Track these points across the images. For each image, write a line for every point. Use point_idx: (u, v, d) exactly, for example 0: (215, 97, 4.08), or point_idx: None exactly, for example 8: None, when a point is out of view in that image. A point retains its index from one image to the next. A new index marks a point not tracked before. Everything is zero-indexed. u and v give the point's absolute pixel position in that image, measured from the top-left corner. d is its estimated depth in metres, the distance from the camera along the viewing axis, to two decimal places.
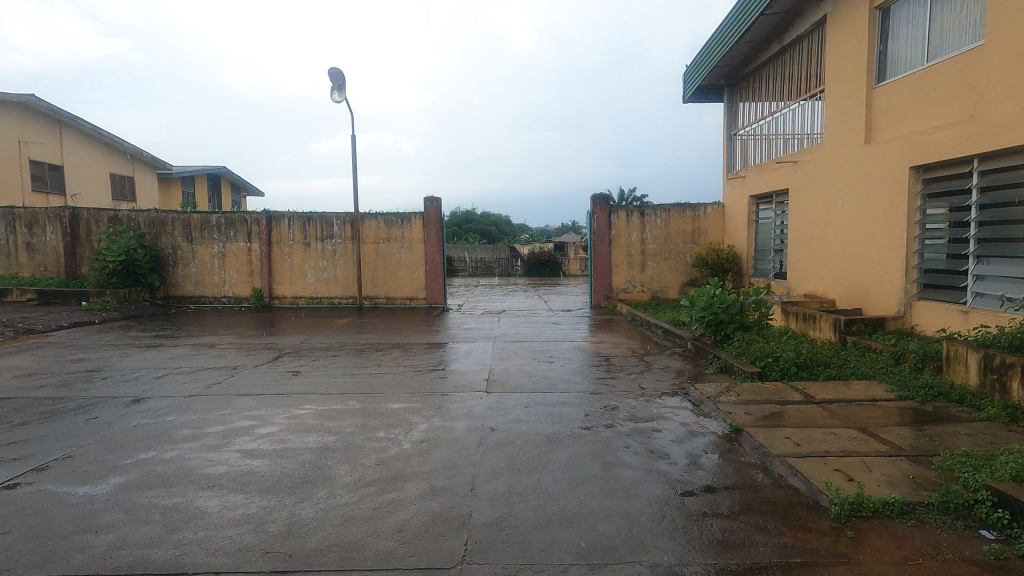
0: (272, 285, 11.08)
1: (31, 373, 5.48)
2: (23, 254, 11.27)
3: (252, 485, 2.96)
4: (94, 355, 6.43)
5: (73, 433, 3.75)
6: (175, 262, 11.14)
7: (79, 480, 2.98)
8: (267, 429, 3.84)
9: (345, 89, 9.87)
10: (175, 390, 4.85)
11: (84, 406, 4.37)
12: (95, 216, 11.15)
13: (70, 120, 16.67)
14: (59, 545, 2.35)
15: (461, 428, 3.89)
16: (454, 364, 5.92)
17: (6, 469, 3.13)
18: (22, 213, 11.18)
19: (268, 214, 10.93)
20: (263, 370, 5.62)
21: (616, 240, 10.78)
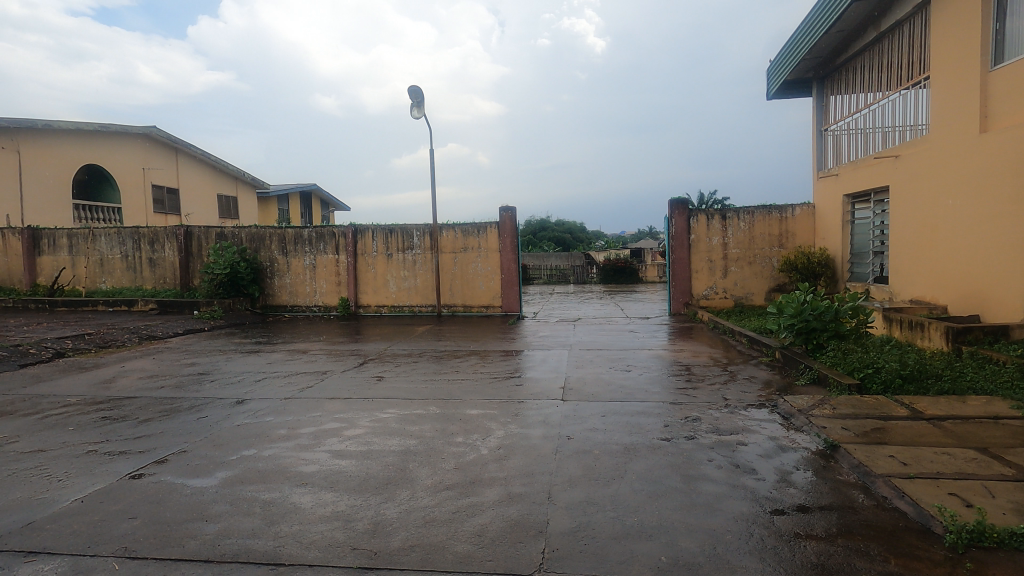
0: (358, 294, 11.68)
1: (153, 375, 6.11)
2: (146, 268, 12.60)
3: (341, 484, 3.13)
4: (204, 359, 7.07)
5: (187, 430, 4.14)
6: (272, 274, 12.02)
7: (192, 473, 3.29)
8: (354, 431, 4.05)
9: (424, 106, 10.27)
10: (272, 393, 5.23)
11: (196, 406, 4.81)
12: (205, 233, 12.29)
13: (184, 147, 18.52)
14: (175, 531, 2.60)
15: (538, 435, 3.90)
16: (529, 371, 5.96)
17: (133, 461, 3.52)
18: (145, 232, 12.52)
19: (354, 227, 11.55)
20: (350, 375, 5.92)
21: (695, 245, 10.42)
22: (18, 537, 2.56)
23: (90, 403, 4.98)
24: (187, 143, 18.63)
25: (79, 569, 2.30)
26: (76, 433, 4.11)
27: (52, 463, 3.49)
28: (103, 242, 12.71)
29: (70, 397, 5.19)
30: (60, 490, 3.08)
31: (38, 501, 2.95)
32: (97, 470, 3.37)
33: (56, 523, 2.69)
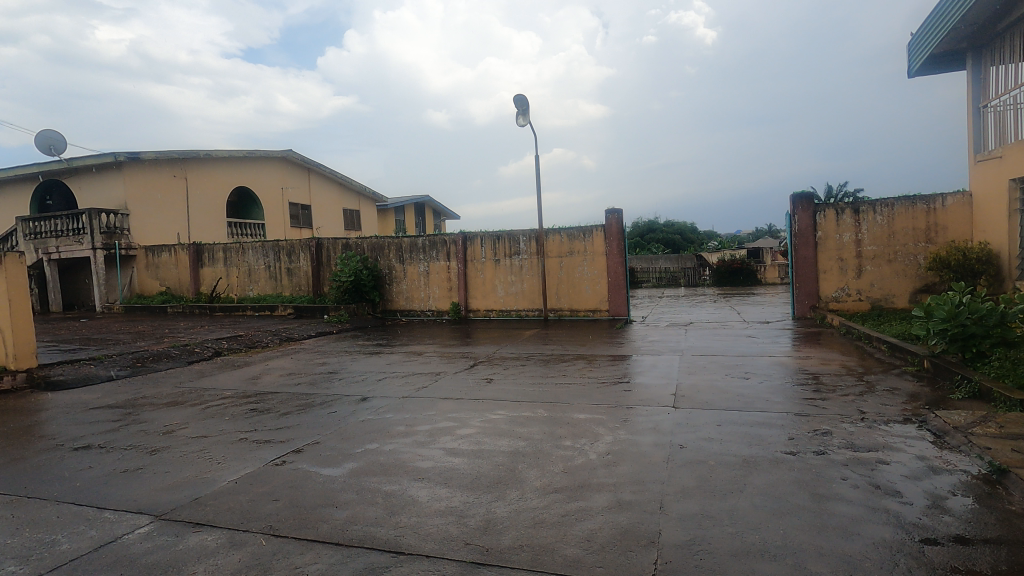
0: (468, 299, 12.11)
1: (291, 373, 6.81)
2: (285, 277, 14.06)
3: (454, 480, 3.27)
4: (333, 359, 7.75)
5: (319, 424, 4.56)
6: (390, 281, 12.86)
7: (324, 463, 3.62)
8: (466, 431, 4.21)
9: (530, 114, 10.46)
10: (392, 391, 5.60)
11: (327, 402, 5.29)
12: (333, 244, 13.47)
13: (315, 167, 20.49)
14: (310, 515, 2.88)
15: (648, 442, 3.79)
16: (638, 377, 5.81)
17: (275, 449, 3.94)
18: (284, 245, 14.00)
19: (464, 235, 12.02)
20: (462, 377, 6.16)
21: (823, 243, 9.55)
22: (188, 510, 2.98)
23: (242, 396, 5.66)
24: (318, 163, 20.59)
25: (234, 541, 2.62)
26: (231, 423, 4.70)
27: (213, 448, 4.02)
28: (250, 255, 14.38)
29: (226, 391, 5.94)
30: (219, 471, 3.54)
31: (203, 479, 3.40)
32: (248, 456, 3.82)
33: (217, 500, 3.09)
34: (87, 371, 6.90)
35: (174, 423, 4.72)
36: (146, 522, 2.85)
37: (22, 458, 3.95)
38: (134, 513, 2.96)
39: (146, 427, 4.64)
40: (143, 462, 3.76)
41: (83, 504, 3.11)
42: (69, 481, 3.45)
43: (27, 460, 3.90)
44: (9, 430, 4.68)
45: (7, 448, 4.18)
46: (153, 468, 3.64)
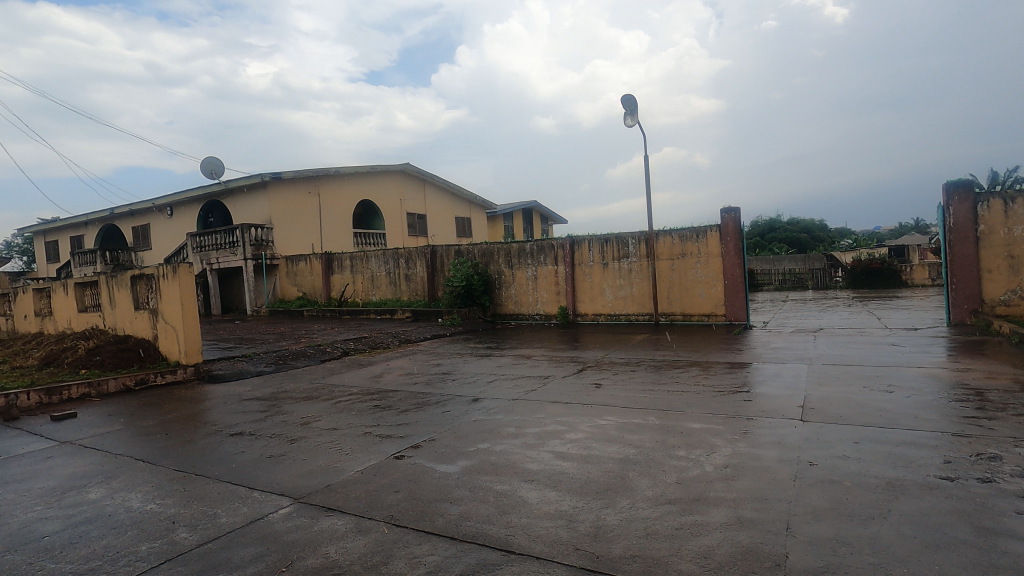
0: (576, 303, 12.07)
1: (409, 373, 7.24)
2: (403, 282, 14.98)
3: (564, 484, 3.28)
4: (447, 361, 8.11)
5: (435, 422, 4.79)
6: (500, 285, 13.19)
7: (439, 459, 3.80)
8: (575, 435, 4.19)
9: (638, 113, 10.22)
10: (502, 393, 5.74)
11: (441, 401, 5.55)
12: (446, 251, 14.13)
13: (430, 178, 21.79)
14: (427, 508, 3.03)
15: (771, 457, 3.52)
16: (760, 386, 5.43)
17: (396, 444, 4.21)
18: (402, 252, 14.94)
19: (571, 239, 12.04)
20: (570, 381, 6.15)
21: (986, 238, 8.28)
22: (322, 495, 3.28)
23: (366, 393, 6.11)
24: (431, 174, 21.90)
25: (361, 527, 2.84)
26: (357, 417, 5.10)
27: (342, 439, 4.39)
28: (373, 262, 15.51)
29: (353, 388, 6.46)
30: (347, 461, 3.85)
31: (333, 468, 3.73)
32: (372, 448, 4.12)
33: (346, 488, 3.37)
34: (240, 366, 7.85)
35: (309, 416, 5.22)
36: (287, 503, 3.18)
37: (191, 440, 4.59)
38: (278, 495, 3.32)
39: (287, 418, 5.18)
40: (285, 450, 4.20)
41: (237, 483, 3.54)
42: (227, 463, 3.95)
43: (195, 442, 4.52)
44: (182, 416, 5.46)
45: (180, 431, 4.88)
46: (292, 455, 4.05)
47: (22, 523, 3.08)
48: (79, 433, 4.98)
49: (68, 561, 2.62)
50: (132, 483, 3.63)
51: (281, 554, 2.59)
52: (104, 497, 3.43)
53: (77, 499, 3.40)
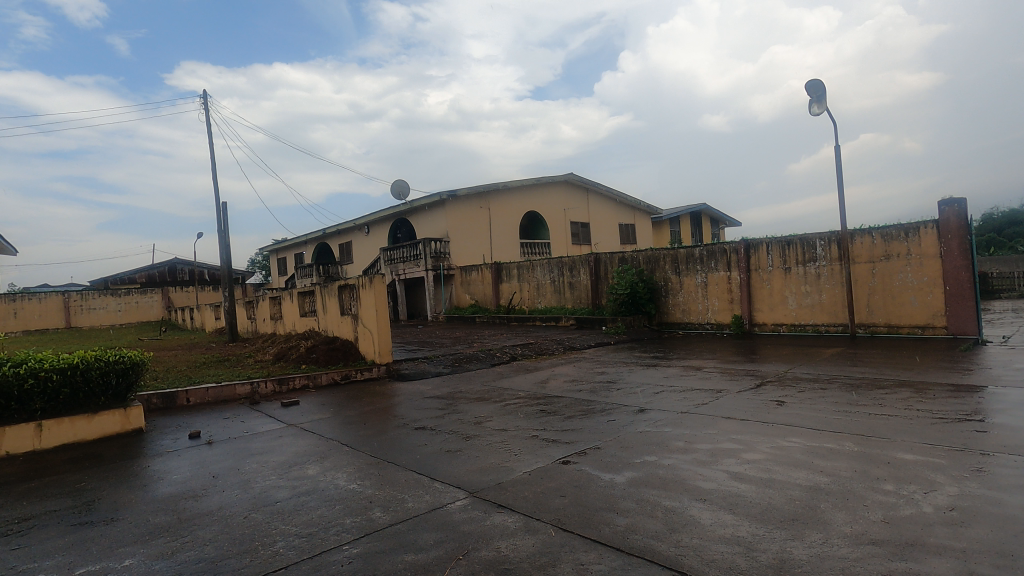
0: (752, 312, 11.11)
1: (574, 380, 7.32)
2: (568, 290, 15.23)
3: (741, 508, 3.02)
4: (612, 369, 8.02)
5: (600, 430, 4.78)
6: (666, 293, 12.70)
7: (605, 468, 3.77)
8: (753, 456, 3.85)
9: (826, 99, 9.11)
10: (670, 405, 5.50)
11: (606, 409, 5.51)
12: (609, 258, 14.06)
13: (592, 185, 22.42)
14: (593, 516, 3.03)
15: (1017, 504, 2.85)
16: (998, 415, 4.44)
17: (562, 449, 4.29)
18: (567, 261, 15.22)
19: (747, 242, 11.14)
20: (747, 396, 5.67)
21: None
22: (493, 491, 3.47)
23: (533, 398, 6.33)
24: (594, 182, 22.53)
25: (529, 527, 2.94)
26: (525, 420, 5.30)
27: (511, 440, 4.60)
28: (539, 271, 16.03)
29: (521, 392, 6.74)
30: (516, 462, 4.02)
31: (504, 467, 3.92)
32: (539, 451, 4.24)
33: (515, 487, 3.52)
34: (422, 367, 8.69)
35: (481, 416, 5.57)
36: (463, 496, 3.43)
37: (384, 431, 5.20)
38: (455, 487, 3.59)
39: (462, 417, 5.59)
40: (461, 446, 4.53)
41: (421, 473, 3.91)
42: (412, 454, 4.39)
43: (387, 433, 5.11)
44: (376, 409, 6.21)
45: (375, 422, 5.56)
46: (467, 451, 4.36)
47: (262, 489, 3.77)
48: (300, 419, 5.94)
49: (294, 524, 3.14)
50: (339, 464, 4.22)
51: (458, 543, 2.79)
52: (318, 473, 4.04)
53: (300, 473, 4.06)
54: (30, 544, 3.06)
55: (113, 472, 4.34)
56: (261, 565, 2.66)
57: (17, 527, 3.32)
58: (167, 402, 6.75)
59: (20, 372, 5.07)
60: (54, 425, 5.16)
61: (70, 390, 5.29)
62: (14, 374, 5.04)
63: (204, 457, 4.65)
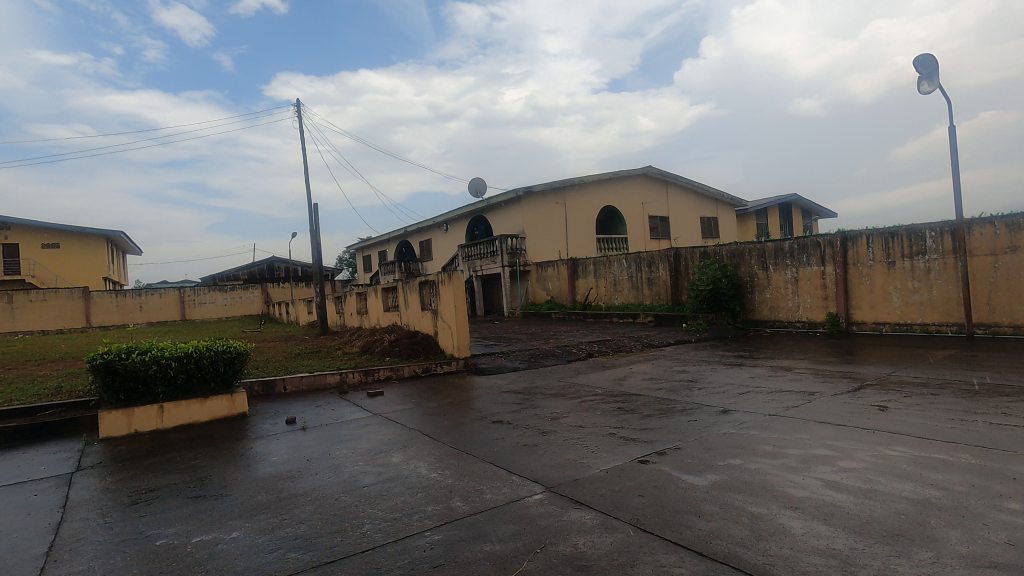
0: (849, 310, 10.31)
1: (653, 378, 7.14)
2: (646, 286, 14.87)
3: (837, 519, 2.83)
4: (693, 368, 7.74)
5: (680, 430, 4.63)
6: (752, 289, 12.07)
7: (686, 469, 3.65)
8: (851, 464, 3.58)
9: (938, 76, 8.25)
10: (756, 407, 5.24)
11: (687, 409, 5.33)
12: (690, 253, 13.57)
13: (672, 178, 21.94)
14: (673, 517, 2.95)
15: None
16: None
17: (640, 448, 4.20)
18: (645, 256, 14.86)
19: (844, 234, 10.35)
20: (844, 400, 5.28)
21: None
22: (570, 487, 3.47)
23: (610, 395, 6.24)
24: (674, 175, 22.02)
25: (607, 525, 2.91)
26: (602, 417, 5.25)
27: (588, 437, 4.57)
28: (616, 267, 15.77)
29: (598, 389, 6.67)
30: (594, 459, 3.99)
31: (581, 463, 3.91)
32: (616, 449, 4.18)
33: (592, 484, 3.50)
34: (499, 362, 8.82)
35: (558, 412, 5.57)
36: (540, 490, 3.45)
37: (463, 423, 5.34)
38: (532, 481, 3.62)
39: (539, 412, 5.62)
40: (537, 440, 4.56)
41: (499, 465, 3.98)
42: (490, 446, 4.47)
43: (466, 426, 5.24)
44: (455, 402, 6.38)
45: (454, 415, 5.72)
46: (544, 446, 4.38)
47: (350, 473, 4.00)
48: (385, 408, 6.23)
49: (380, 509, 3.30)
50: (420, 453, 4.39)
51: (536, 536, 2.82)
52: (401, 461, 4.22)
53: (384, 460, 4.26)
54: (155, 512, 3.44)
55: (221, 452, 4.77)
56: (350, 545, 2.82)
57: (144, 497, 3.73)
58: (267, 389, 7.31)
59: (146, 358, 5.68)
60: (173, 407, 5.75)
61: (186, 375, 5.85)
62: (141, 360, 5.66)
63: (299, 441, 5.00)
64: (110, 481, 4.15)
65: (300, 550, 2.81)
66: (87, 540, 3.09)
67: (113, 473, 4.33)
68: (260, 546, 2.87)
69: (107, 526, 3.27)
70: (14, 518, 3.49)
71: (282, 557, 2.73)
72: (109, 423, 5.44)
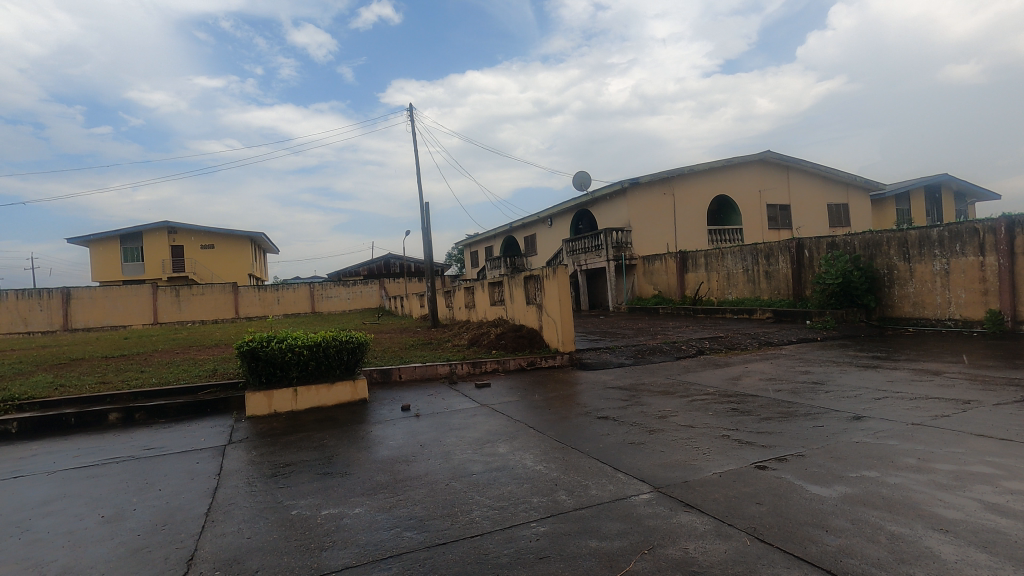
0: (1017, 307, 8.87)
1: (772, 379, 6.65)
2: (763, 280, 13.89)
3: (1001, 548, 2.44)
4: (818, 369, 7.09)
5: (804, 436, 4.26)
6: (891, 283, 10.80)
7: (812, 479, 3.36)
8: (1019, 485, 3.08)
9: None
10: (896, 414, 4.68)
11: (812, 414, 4.89)
12: (815, 244, 12.43)
13: (794, 163, 20.34)
14: (795, 529, 2.73)
15: None
16: None
17: (758, 453, 3.93)
18: (763, 248, 13.88)
19: (1010, 219, 8.90)
20: (1009, 411, 4.55)
21: None
22: (680, 489, 3.34)
23: (723, 395, 5.90)
24: (796, 159, 20.38)
25: (720, 531, 2.76)
26: (714, 418, 4.98)
27: (699, 438, 4.36)
28: (729, 259, 14.88)
29: (710, 388, 6.34)
30: (705, 461, 3.80)
31: (691, 465, 3.74)
32: (730, 452, 3.96)
33: (704, 488, 3.34)
34: (605, 357, 8.69)
35: (666, 410, 5.39)
36: (647, 490, 3.36)
37: (568, 417, 5.34)
38: (639, 480, 3.53)
39: (646, 410, 5.47)
40: (645, 439, 4.45)
41: (605, 462, 3.93)
42: (595, 442, 4.43)
43: (571, 420, 5.23)
44: (560, 396, 6.41)
45: (559, 408, 5.74)
46: (651, 445, 4.26)
47: (460, 460, 4.16)
48: (491, 400, 6.41)
49: (487, 497, 3.40)
50: (526, 445, 4.46)
51: (643, 537, 2.75)
52: (508, 452, 4.32)
53: (491, 450, 4.39)
54: (290, 485, 3.83)
55: (346, 434, 5.19)
56: (460, 529, 2.94)
57: (282, 470, 4.17)
58: (384, 377, 7.83)
59: (283, 346, 6.33)
60: (305, 391, 6.35)
61: (316, 363, 6.43)
62: (279, 348, 6.30)
63: (413, 427, 5.29)
64: (256, 454, 4.68)
65: (415, 530, 2.98)
66: (236, 504, 3.51)
67: (257, 447, 4.88)
68: (379, 523, 3.08)
69: (253, 494, 3.69)
70: (182, 481, 4.06)
71: (399, 536, 2.91)
72: (253, 403, 6.14)
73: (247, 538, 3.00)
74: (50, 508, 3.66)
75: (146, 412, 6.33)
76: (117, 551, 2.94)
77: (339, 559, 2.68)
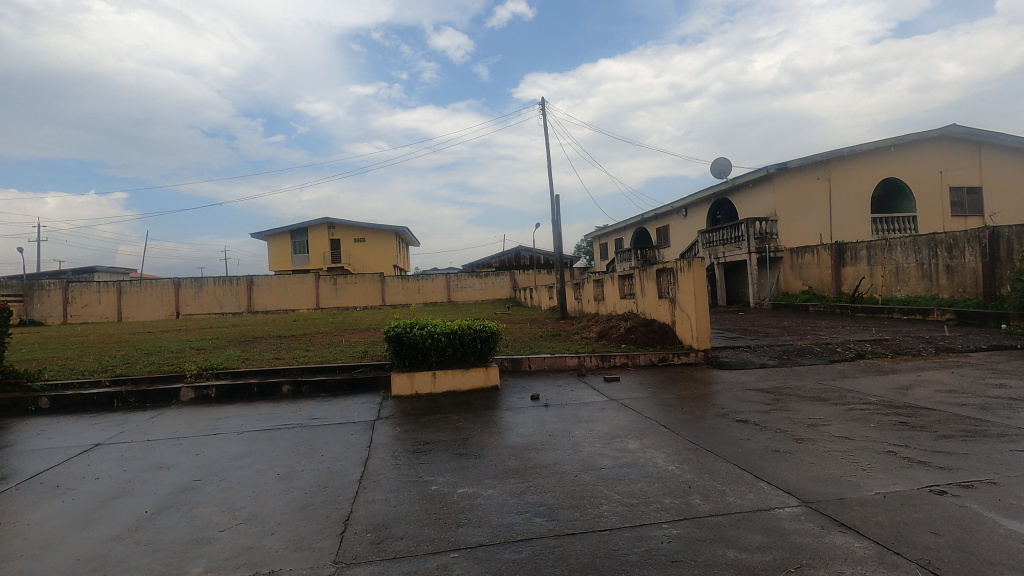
0: None
1: (952, 391, 5.71)
2: (944, 276, 11.97)
3: None
4: (1017, 382, 5.95)
5: (997, 460, 3.62)
6: None
7: (1007, 512, 2.84)
8: None
9: None
10: None
11: (1008, 435, 4.13)
12: (1016, 232, 10.42)
13: (988, 138, 17.28)
14: (982, 568, 2.34)
15: None
16: None
17: (935, 475, 3.41)
18: (943, 238, 11.97)
19: None
20: None
21: None
22: (835, 507, 3.01)
23: (888, 405, 5.21)
24: (992, 133, 17.29)
25: (884, 559, 2.46)
26: (877, 431, 4.42)
27: (858, 452, 3.90)
28: (899, 252, 13.06)
29: (871, 397, 5.62)
30: (866, 479, 3.39)
31: (847, 481, 3.36)
32: (898, 472, 3.48)
33: (864, 508, 2.98)
34: (744, 357, 8.12)
35: (818, 418, 4.88)
36: (794, 504, 3.09)
37: (702, 418, 5.08)
38: (785, 493, 3.25)
39: (792, 416, 5.01)
40: (791, 447, 4.08)
41: (744, 469, 3.68)
42: (733, 446, 4.17)
43: (705, 421, 4.97)
44: (694, 395, 6.11)
45: (693, 408, 5.48)
46: (800, 455, 3.90)
47: (589, 453, 4.16)
48: (621, 394, 6.31)
49: (617, 492, 3.36)
50: (657, 443, 4.33)
51: (788, 554, 2.53)
52: (638, 449, 4.23)
53: (621, 445, 4.32)
54: (430, 462, 4.12)
55: (480, 418, 5.44)
56: (590, 522, 2.95)
57: (423, 448, 4.50)
58: (515, 365, 8.07)
59: (423, 332, 6.79)
60: (443, 375, 6.76)
61: (452, 349, 6.82)
62: (420, 334, 6.78)
63: (543, 417, 5.40)
64: (400, 431, 5.11)
65: (544, 517, 3.04)
66: (385, 475, 3.86)
67: (402, 425, 5.31)
68: (511, 506, 3.20)
69: (398, 467, 4.04)
70: (339, 450, 4.57)
71: (530, 521, 2.99)
72: (398, 383, 6.69)
73: (394, 506, 3.29)
74: (240, 462, 4.34)
75: (310, 386, 7.20)
76: (290, 505, 3.40)
77: (474, 537, 2.83)
